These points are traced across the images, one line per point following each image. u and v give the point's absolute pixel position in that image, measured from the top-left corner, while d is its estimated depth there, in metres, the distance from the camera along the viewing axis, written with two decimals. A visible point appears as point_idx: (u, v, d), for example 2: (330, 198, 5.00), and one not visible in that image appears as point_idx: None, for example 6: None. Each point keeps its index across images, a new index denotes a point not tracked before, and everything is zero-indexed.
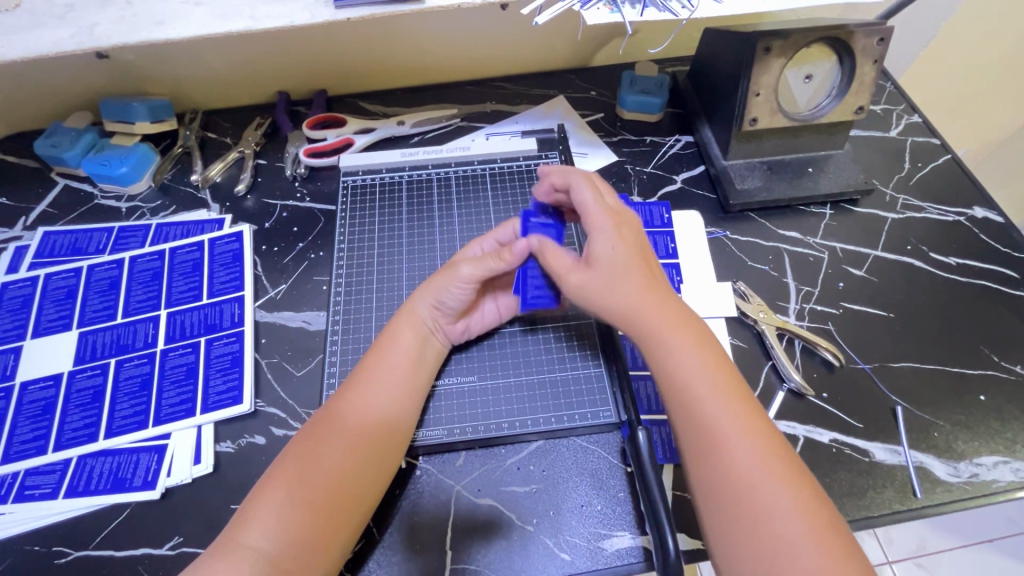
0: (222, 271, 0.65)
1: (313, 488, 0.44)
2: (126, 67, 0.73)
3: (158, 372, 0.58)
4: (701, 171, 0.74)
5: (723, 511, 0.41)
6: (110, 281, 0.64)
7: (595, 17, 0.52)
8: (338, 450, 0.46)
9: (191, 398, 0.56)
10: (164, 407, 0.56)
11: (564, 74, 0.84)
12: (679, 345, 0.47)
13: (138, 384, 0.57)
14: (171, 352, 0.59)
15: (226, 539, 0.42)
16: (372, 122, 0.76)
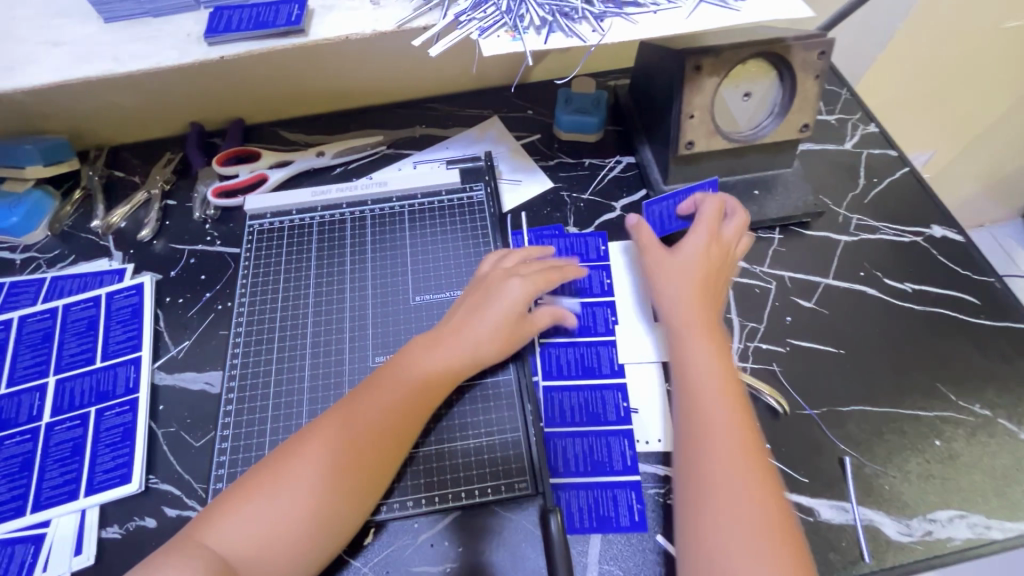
0: (118, 330, 0.60)
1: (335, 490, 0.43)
2: (13, 106, 0.67)
3: (42, 450, 0.53)
4: (642, 196, 0.69)
5: (690, 521, 0.42)
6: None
7: (494, 46, 0.47)
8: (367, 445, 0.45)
9: (76, 479, 0.51)
10: (46, 490, 0.51)
11: (499, 92, 0.79)
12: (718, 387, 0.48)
13: (18, 465, 0.52)
14: (57, 426, 0.54)
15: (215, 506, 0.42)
16: (288, 155, 0.71)
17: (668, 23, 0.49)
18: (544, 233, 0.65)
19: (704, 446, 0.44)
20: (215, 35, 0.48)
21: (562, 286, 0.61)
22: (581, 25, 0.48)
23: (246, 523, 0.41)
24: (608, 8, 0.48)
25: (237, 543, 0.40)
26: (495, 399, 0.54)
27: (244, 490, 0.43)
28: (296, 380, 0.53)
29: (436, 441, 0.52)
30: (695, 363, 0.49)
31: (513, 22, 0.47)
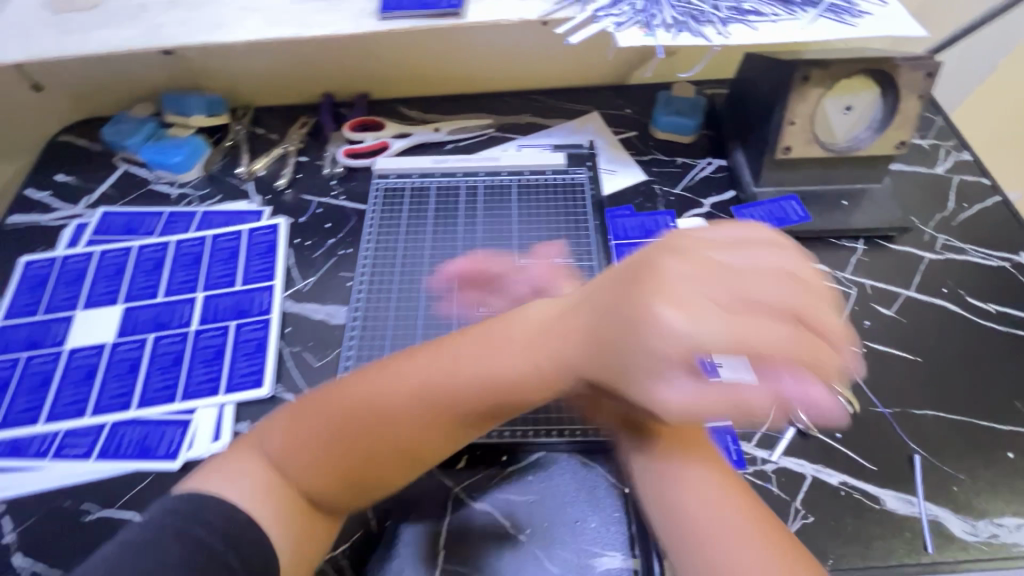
0: (256, 261, 0.69)
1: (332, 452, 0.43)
2: (188, 64, 0.78)
3: (190, 351, 0.62)
4: (731, 196, 0.73)
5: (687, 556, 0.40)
6: (155, 262, 0.69)
7: (628, 39, 0.53)
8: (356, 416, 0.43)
9: (217, 377, 0.60)
10: (192, 383, 0.60)
11: (600, 90, 0.85)
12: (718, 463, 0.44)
13: (171, 359, 0.61)
14: (203, 333, 0.63)
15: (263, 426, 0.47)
16: (408, 128, 0.79)
17: (787, 32, 0.54)
18: (618, 212, 0.70)
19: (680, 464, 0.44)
20: (387, 12, 0.56)
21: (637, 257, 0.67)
22: (707, 28, 0.53)
23: (274, 446, 0.45)
24: (733, 15, 0.54)
25: (273, 456, 0.44)
26: None
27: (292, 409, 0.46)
28: (410, 317, 0.59)
29: None
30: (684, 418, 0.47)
31: (646, 20, 0.53)
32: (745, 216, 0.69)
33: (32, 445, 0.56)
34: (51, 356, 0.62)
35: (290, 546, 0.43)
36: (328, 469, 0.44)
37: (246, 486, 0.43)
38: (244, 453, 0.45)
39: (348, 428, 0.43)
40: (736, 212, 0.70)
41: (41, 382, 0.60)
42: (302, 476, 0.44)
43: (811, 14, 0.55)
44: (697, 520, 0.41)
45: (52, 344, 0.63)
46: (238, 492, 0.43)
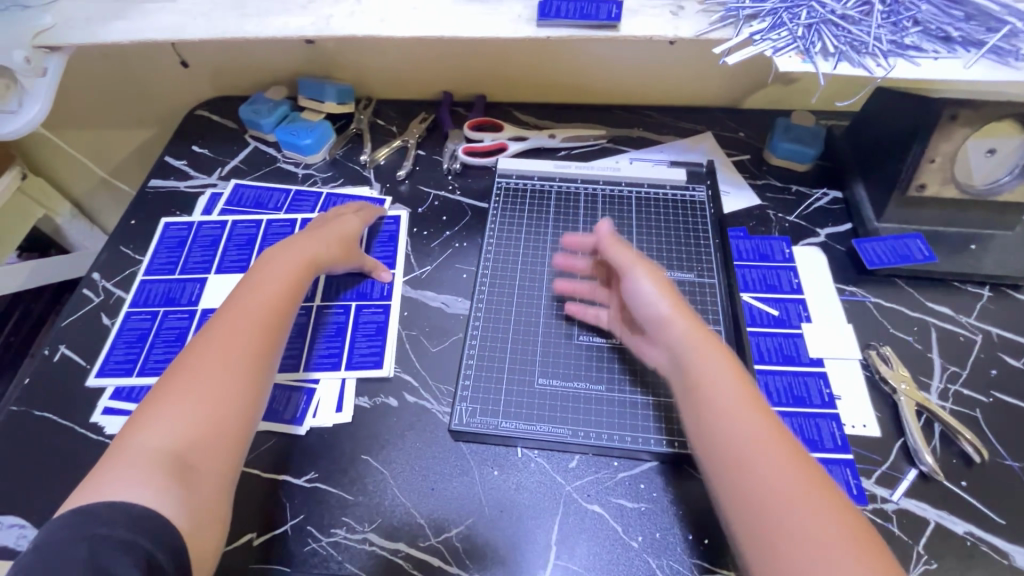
0: (377, 248, 0.71)
1: (213, 419, 0.45)
2: (325, 53, 0.83)
3: (352, 323, 0.65)
4: (848, 229, 0.72)
5: (749, 514, 0.41)
6: (283, 237, 0.73)
7: (787, 65, 0.53)
8: (215, 384, 0.47)
9: (381, 352, 0.62)
10: (356, 354, 0.62)
11: (714, 111, 0.85)
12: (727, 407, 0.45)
13: (335, 329, 0.64)
14: (365, 309, 0.66)
15: (115, 451, 0.43)
16: (525, 132, 0.81)
17: (949, 70, 0.53)
18: (732, 234, 0.71)
19: (711, 416, 0.45)
20: (545, 20, 0.58)
21: (754, 281, 0.67)
22: (867, 59, 0.53)
23: (162, 433, 0.43)
24: (894, 48, 0.54)
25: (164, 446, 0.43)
26: None
27: (139, 421, 0.45)
28: (533, 317, 0.62)
29: (648, 394, 0.57)
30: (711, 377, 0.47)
31: (805, 46, 0.54)
32: (868, 248, 0.68)
33: None
34: (187, 314, 0.66)
35: (182, 507, 0.41)
36: (223, 433, 0.45)
37: (142, 479, 0.41)
38: (110, 465, 0.42)
39: (212, 394, 0.46)
40: (859, 242, 0.69)
41: (178, 336, 0.64)
42: (204, 455, 0.44)
43: (975, 54, 0.54)
44: (740, 464, 0.42)
45: (187, 303, 0.67)
46: (144, 488, 0.40)
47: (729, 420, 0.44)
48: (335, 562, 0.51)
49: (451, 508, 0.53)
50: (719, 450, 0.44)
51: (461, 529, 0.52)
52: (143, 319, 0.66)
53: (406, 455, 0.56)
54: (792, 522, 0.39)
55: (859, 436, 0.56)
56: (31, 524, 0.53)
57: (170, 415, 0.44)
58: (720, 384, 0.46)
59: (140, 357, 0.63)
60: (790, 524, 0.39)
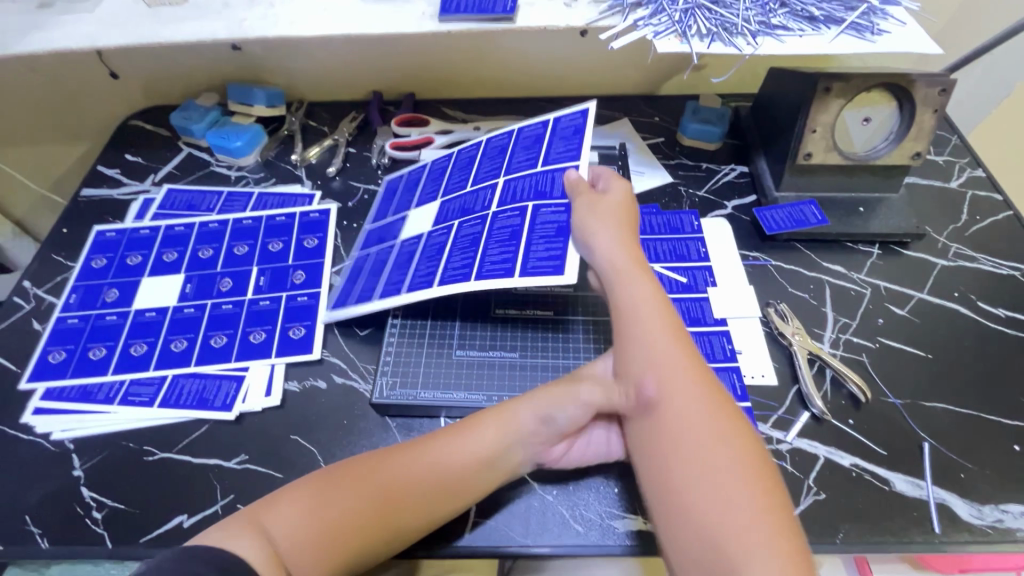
0: (487, 162, 0.70)
1: (331, 506, 0.46)
2: (253, 59, 0.85)
3: (469, 236, 0.62)
4: (753, 200, 0.77)
5: (649, 427, 0.47)
6: (440, 169, 0.75)
7: (665, 46, 0.58)
8: (388, 476, 0.48)
9: (562, 257, 0.56)
10: (486, 263, 0.58)
11: (631, 98, 0.90)
12: (653, 336, 0.50)
13: (437, 249, 0.63)
14: (466, 224, 0.64)
15: (250, 516, 0.44)
16: (450, 125, 0.84)
17: (812, 45, 0.58)
18: (644, 209, 0.76)
19: (640, 346, 0.50)
20: (447, 15, 0.62)
21: (664, 251, 0.71)
22: (738, 39, 0.58)
23: (291, 519, 0.44)
24: (763, 28, 0.59)
25: (284, 536, 0.44)
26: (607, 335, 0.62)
27: (293, 497, 0.46)
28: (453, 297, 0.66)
29: (563, 356, 0.61)
30: (627, 301, 0.53)
31: (682, 28, 0.59)
32: (767, 216, 0.73)
33: (100, 391, 0.61)
34: (118, 314, 0.67)
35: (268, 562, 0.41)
36: (344, 517, 0.45)
37: (295, 511, 0.45)
38: (281, 496, 0.46)
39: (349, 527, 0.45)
40: (759, 211, 0.74)
41: (110, 335, 0.66)
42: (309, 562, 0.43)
43: (835, 30, 0.60)
44: (650, 385, 0.48)
45: (119, 305, 0.68)
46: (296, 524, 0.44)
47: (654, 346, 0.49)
48: None
49: None
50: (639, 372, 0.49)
51: None
52: (74, 321, 0.67)
53: (333, 432, 0.59)
54: (686, 437, 0.44)
55: (758, 385, 0.61)
56: None
57: (306, 511, 0.45)
58: (648, 318, 0.51)
59: (70, 357, 0.64)
60: (682, 437, 0.44)
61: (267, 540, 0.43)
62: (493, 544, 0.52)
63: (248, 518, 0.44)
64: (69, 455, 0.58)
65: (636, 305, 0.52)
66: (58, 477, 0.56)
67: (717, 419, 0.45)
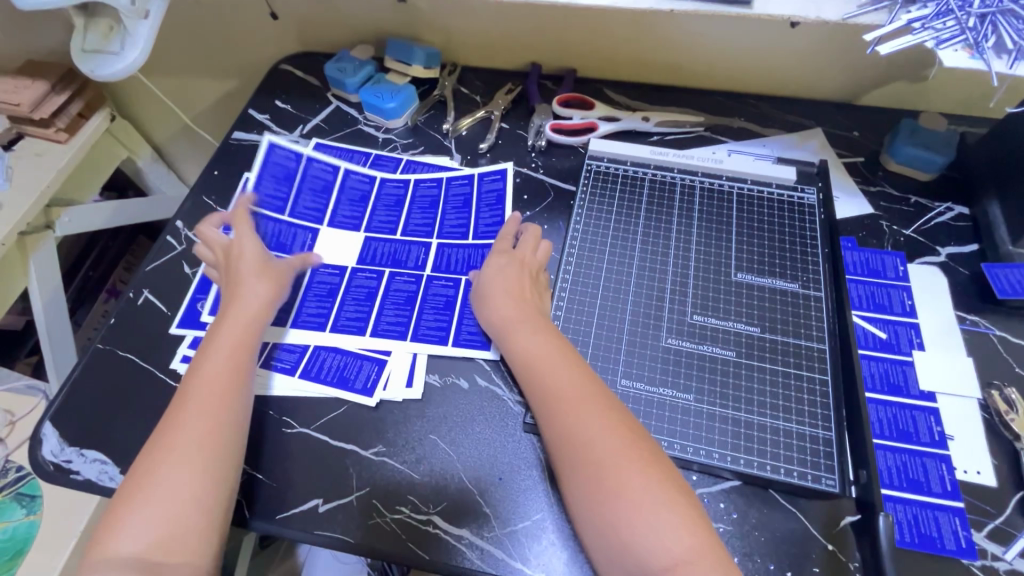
0: (382, 212, 0.70)
1: (156, 488, 0.44)
2: (416, 14, 0.79)
3: (384, 291, 0.63)
4: (974, 251, 0.65)
5: (597, 501, 0.44)
6: (431, 199, 0.71)
7: (951, 60, 0.46)
8: (191, 427, 0.47)
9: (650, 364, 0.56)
10: (421, 327, 0.61)
11: (827, 105, 0.78)
12: (569, 394, 0.49)
13: (405, 299, 0.62)
14: (398, 277, 0.65)
15: (98, 552, 0.42)
16: (617, 113, 0.76)
17: None
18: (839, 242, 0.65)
19: (561, 412, 0.48)
20: None
21: (861, 297, 0.61)
22: None
23: (136, 529, 0.43)
24: None
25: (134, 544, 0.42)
26: (802, 395, 0.52)
27: (120, 514, 0.44)
28: (618, 316, 0.57)
29: (746, 410, 0.52)
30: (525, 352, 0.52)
31: (975, 39, 0.47)
32: (998, 276, 0.61)
33: None
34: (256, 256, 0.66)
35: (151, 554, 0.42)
36: (157, 482, 0.44)
37: (139, 525, 0.43)
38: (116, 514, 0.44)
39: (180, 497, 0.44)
40: (989, 267, 0.62)
41: None
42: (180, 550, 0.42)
43: None
44: (584, 449, 0.46)
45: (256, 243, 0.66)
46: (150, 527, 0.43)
47: (576, 408, 0.48)
48: (398, 539, 0.50)
49: (518, 501, 0.52)
50: (567, 444, 0.47)
51: (528, 524, 0.51)
52: None
53: (475, 440, 0.55)
54: (637, 508, 0.43)
55: (972, 483, 0.51)
56: (112, 461, 0.55)
57: (146, 509, 0.43)
58: (550, 366, 0.50)
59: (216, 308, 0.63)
60: (633, 509, 0.43)
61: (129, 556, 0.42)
62: None
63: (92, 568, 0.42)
64: None
65: (528, 350, 0.52)
66: None
67: (653, 477, 0.44)
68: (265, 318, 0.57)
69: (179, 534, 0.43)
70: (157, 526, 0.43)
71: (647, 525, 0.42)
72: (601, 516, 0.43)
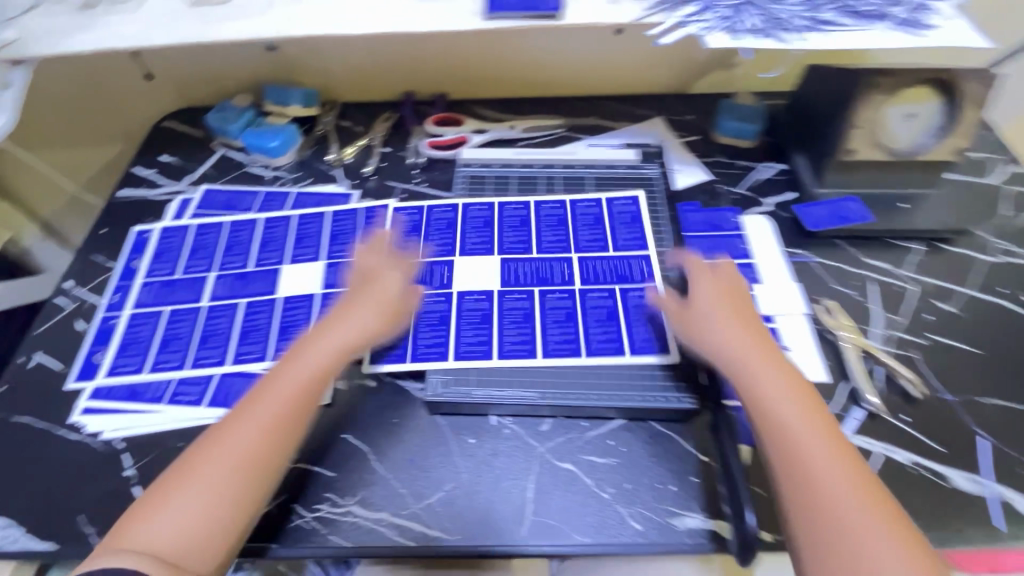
0: (333, 245, 0.73)
1: (195, 499, 0.45)
2: (287, 59, 0.85)
3: None
4: (792, 197, 0.77)
5: (809, 510, 0.43)
6: (382, 225, 0.74)
7: (715, 41, 0.58)
8: (244, 440, 0.48)
9: (576, 339, 0.61)
10: (392, 338, 0.62)
11: (664, 96, 0.90)
12: (778, 390, 0.49)
13: None
14: None
15: (114, 541, 0.44)
16: (486, 125, 0.84)
17: (861, 40, 0.58)
18: (684, 207, 0.75)
19: (791, 408, 0.48)
20: (492, 13, 0.63)
21: (707, 249, 0.71)
22: (788, 34, 0.58)
23: (168, 528, 0.44)
24: (811, 24, 0.59)
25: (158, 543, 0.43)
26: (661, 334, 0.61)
27: (149, 507, 0.45)
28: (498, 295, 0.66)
29: (614, 354, 0.60)
30: (719, 345, 0.54)
31: (731, 25, 0.59)
32: (806, 213, 0.73)
33: (148, 390, 0.61)
34: (191, 309, 0.67)
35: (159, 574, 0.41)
36: (208, 493, 0.46)
37: (168, 526, 0.44)
38: (148, 505, 0.46)
39: (210, 498, 0.46)
40: (799, 206, 0.74)
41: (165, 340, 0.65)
42: (190, 557, 0.43)
43: (884, 24, 0.59)
44: (803, 441, 0.46)
45: (191, 299, 0.68)
46: (184, 513, 0.45)
47: (778, 406, 0.48)
48: (319, 535, 0.52)
49: (432, 476, 0.56)
50: (781, 432, 0.47)
51: (441, 495, 0.54)
52: (116, 319, 0.67)
53: (385, 430, 0.59)
54: (836, 506, 0.42)
55: (809, 382, 0.60)
56: (13, 525, 0.54)
57: (175, 509, 0.45)
58: (754, 366, 0.51)
59: (113, 357, 0.64)
60: (841, 509, 0.42)
61: (145, 551, 0.43)
62: (552, 546, 0.51)
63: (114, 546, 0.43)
64: (119, 455, 0.58)
65: (718, 342, 0.54)
66: (109, 477, 0.56)
67: (846, 472, 0.44)
68: (363, 340, 0.57)
69: (201, 547, 0.44)
70: (188, 532, 0.44)
71: (850, 528, 0.41)
72: (813, 515, 0.43)
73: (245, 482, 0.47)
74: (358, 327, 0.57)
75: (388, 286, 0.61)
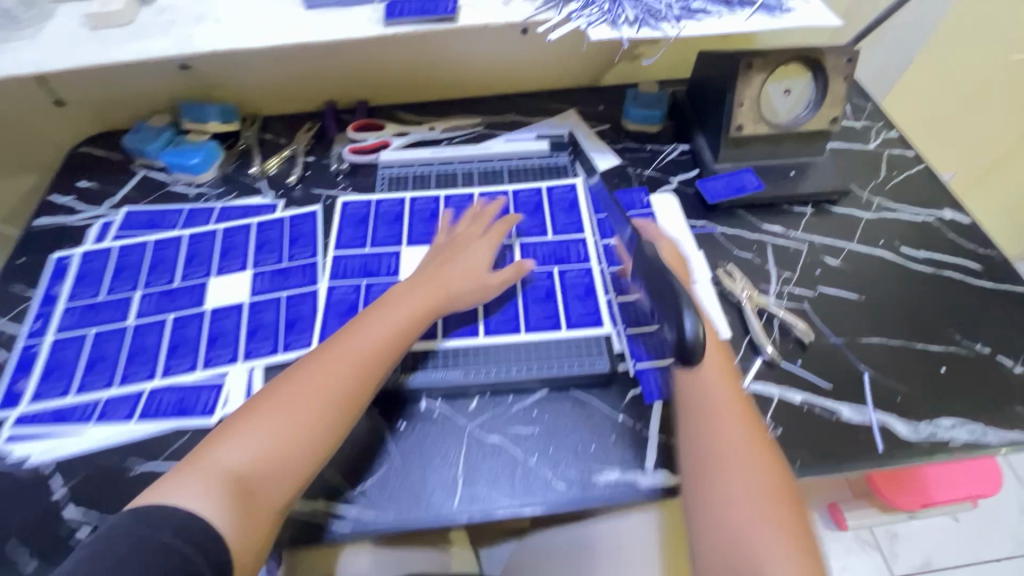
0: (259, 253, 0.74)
1: (279, 425, 0.50)
2: (202, 77, 0.86)
3: (284, 318, 0.67)
4: (695, 174, 0.83)
5: (716, 543, 0.47)
6: (304, 232, 0.76)
7: (598, 33, 0.63)
8: (330, 377, 0.54)
9: (515, 318, 0.65)
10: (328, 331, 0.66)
11: (576, 90, 0.95)
12: (722, 427, 0.52)
13: (309, 313, 0.67)
14: (293, 300, 0.69)
15: (198, 454, 0.49)
16: (406, 127, 0.87)
17: (730, 24, 0.64)
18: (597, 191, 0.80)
19: (726, 434, 0.52)
20: (391, 19, 0.66)
21: None
22: (663, 23, 0.64)
23: (242, 451, 0.49)
24: (684, 13, 0.64)
25: (238, 464, 0.48)
26: (573, 304, 0.66)
27: (230, 430, 0.50)
28: None
29: (533, 328, 0.64)
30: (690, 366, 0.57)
31: (612, 17, 0.64)
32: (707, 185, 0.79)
33: (75, 412, 0.61)
34: (117, 330, 0.67)
35: (224, 506, 0.45)
36: (289, 420, 0.51)
37: (242, 448, 0.49)
38: (223, 432, 0.50)
39: (300, 422, 0.51)
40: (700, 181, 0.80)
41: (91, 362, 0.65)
42: (268, 485, 0.48)
43: (748, 10, 0.65)
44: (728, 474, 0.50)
45: (115, 320, 0.68)
46: (249, 446, 0.49)
47: (720, 437, 0.52)
48: None
49: (365, 462, 0.58)
50: (707, 465, 0.51)
51: (376, 478, 0.57)
52: (38, 346, 0.66)
53: None
54: (741, 532, 0.47)
55: None
56: None
57: (254, 435, 0.50)
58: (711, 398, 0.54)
59: (37, 384, 0.63)
60: (741, 544, 0.47)
61: (225, 470, 0.47)
62: (482, 511, 0.54)
63: (195, 464, 0.48)
64: (49, 478, 0.57)
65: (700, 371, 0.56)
66: (39, 500, 0.56)
67: (764, 511, 0.48)
68: (464, 301, 0.63)
69: (274, 477, 0.49)
70: (269, 457, 0.49)
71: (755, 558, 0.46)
72: (721, 553, 0.47)
73: (322, 414, 0.52)
74: (475, 280, 0.64)
75: (483, 245, 0.68)
